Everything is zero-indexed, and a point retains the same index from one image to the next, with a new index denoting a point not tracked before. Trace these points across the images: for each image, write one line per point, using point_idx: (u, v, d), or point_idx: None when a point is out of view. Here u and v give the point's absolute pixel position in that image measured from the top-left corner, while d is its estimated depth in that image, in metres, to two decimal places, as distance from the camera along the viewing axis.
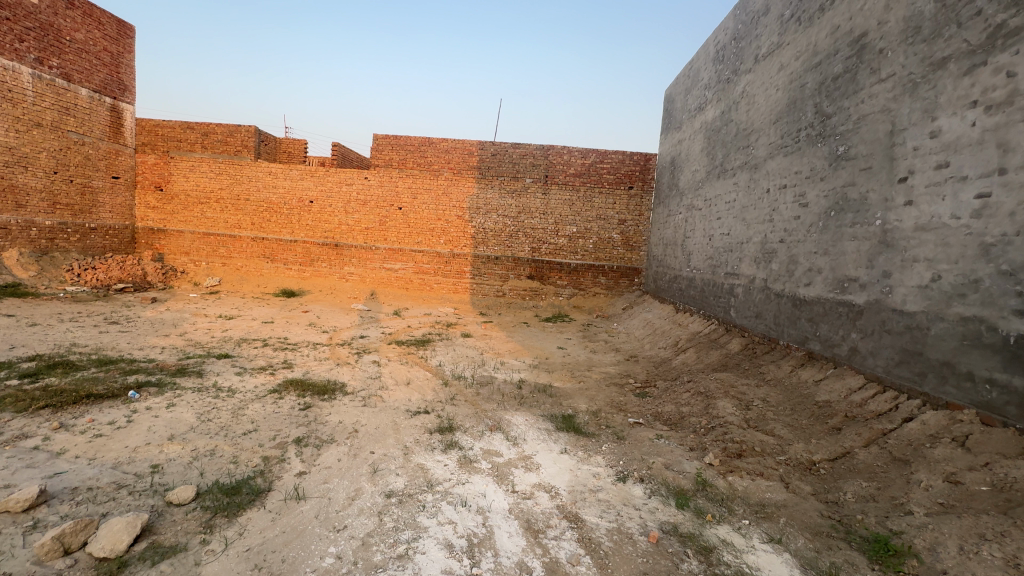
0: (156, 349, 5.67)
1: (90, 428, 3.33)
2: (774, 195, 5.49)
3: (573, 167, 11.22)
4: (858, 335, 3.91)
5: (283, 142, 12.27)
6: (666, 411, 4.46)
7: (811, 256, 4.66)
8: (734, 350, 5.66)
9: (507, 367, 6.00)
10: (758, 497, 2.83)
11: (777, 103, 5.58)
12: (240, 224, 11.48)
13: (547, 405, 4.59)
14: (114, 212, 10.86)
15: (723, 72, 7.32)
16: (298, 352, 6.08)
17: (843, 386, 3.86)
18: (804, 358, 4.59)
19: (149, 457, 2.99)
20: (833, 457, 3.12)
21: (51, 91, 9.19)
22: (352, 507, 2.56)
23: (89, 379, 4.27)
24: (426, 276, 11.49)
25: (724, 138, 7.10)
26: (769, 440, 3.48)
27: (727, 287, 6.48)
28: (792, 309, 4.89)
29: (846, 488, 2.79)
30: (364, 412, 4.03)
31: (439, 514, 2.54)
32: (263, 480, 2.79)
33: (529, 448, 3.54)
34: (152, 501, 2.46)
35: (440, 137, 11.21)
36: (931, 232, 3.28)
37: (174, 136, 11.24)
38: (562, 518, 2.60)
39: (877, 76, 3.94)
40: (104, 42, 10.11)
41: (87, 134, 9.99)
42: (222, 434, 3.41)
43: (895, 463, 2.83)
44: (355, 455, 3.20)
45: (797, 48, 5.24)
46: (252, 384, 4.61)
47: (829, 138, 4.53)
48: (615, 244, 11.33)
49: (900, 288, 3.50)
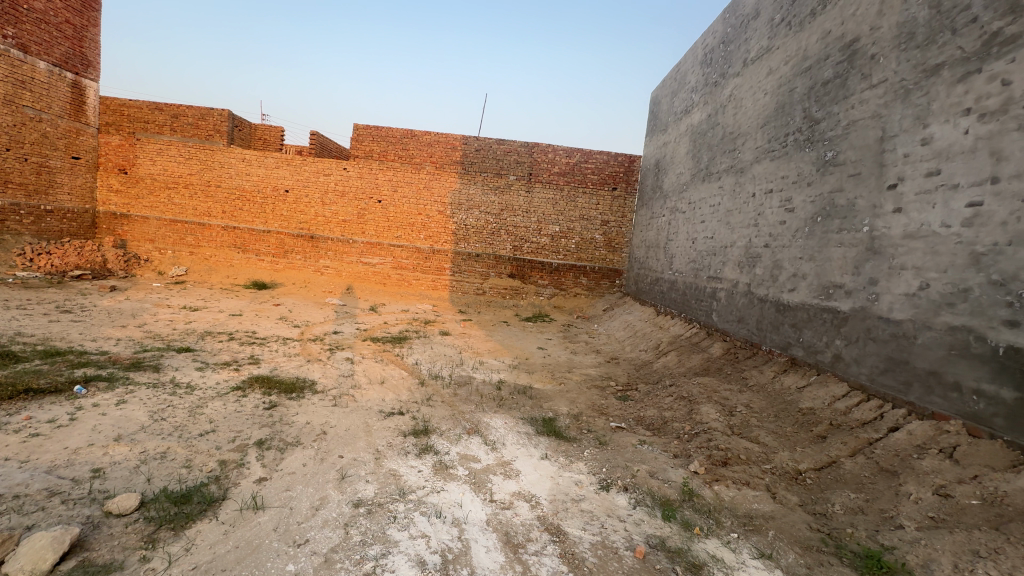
0: (110, 340, 5.29)
1: (27, 426, 3.02)
2: (760, 200, 5.46)
3: (557, 166, 11.09)
4: (842, 343, 3.88)
5: (259, 128, 11.73)
6: (648, 415, 4.36)
7: (796, 261, 4.62)
8: (716, 355, 5.62)
9: (485, 367, 5.82)
10: (746, 508, 2.73)
11: (764, 107, 5.55)
12: (210, 211, 10.98)
13: (526, 408, 4.43)
14: (73, 194, 10.25)
15: (710, 75, 7.29)
16: (266, 346, 5.78)
17: (827, 394, 3.81)
18: (787, 364, 4.56)
19: (90, 460, 2.71)
20: (819, 466, 3.06)
21: (5, 62, 8.55)
22: (315, 518, 2.35)
23: (31, 372, 3.92)
24: (405, 272, 11.21)
25: (710, 141, 7.08)
26: (754, 448, 3.40)
27: (709, 291, 6.45)
28: (775, 314, 4.85)
29: (834, 500, 2.72)
30: (334, 413, 3.80)
31: (411, 527, 2.35)
32: (217, 487, 2.55)
33: (508, 453, 3.37)
34: (87, 512, 2.19)
35: (423, 130, 10.95)
36: (920, 240, 3.24)
37: (141, 117, 10.68)
38: (543, 530, 2.45)
39: (868, 82, 3.91)
40: (67, 13, 9.51)
41: (45, 110, 9.39)
42: (175, 435, 3.14)
43: (883, 474, 2.77)
44: (322, 460, 2.98)
45: (786, 52, 5.22)
46: (214, 380, 4.32)
47: (817, 144, 4.50)
48: (597, 245, 11.27)
49: (887, 295, 3.47)
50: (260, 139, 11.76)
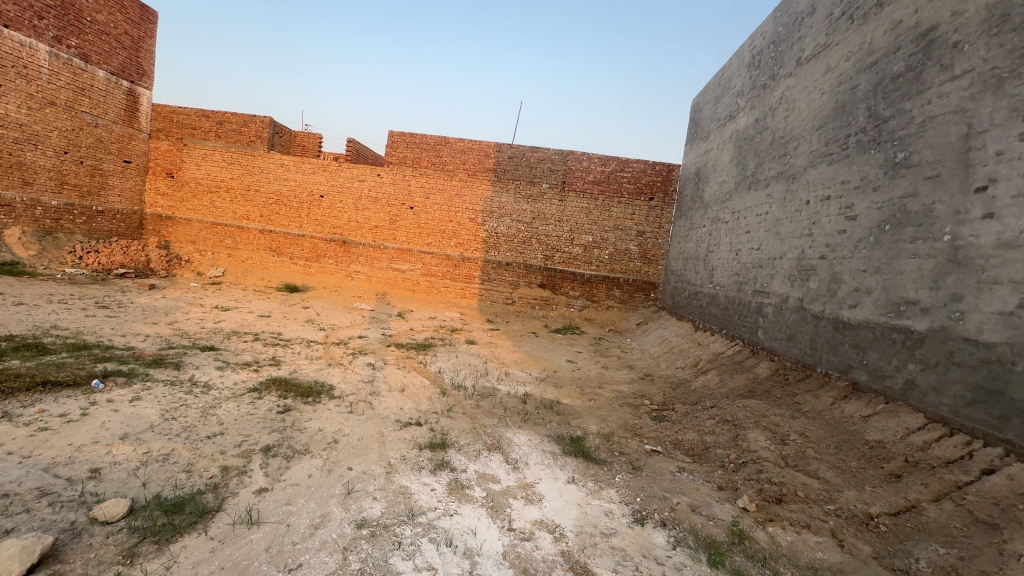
0: (139, 337, 5.31)
1: (37, 419, 2.95)
2: (815, 207, 4.99)
3: (592, 174, 10.79)
4: (916, 367, 3.39)
5: (298, 134, 11.97)
6: (688, 439, 3.96)
7: (859, 275, 4.15)
8: (763, 376, 5.14)
9: (511, 378, 5.54)
10: (809, 558, 2.32)
11: (821, 107, 5.12)
12: (249, 214, 11.23)
13: (554, 424, 4.11)
14: (123, 196, 10.66)
15: (759, 77, 6.87)
16: (290, 348, 5.68)
17: (898, 425, 3.33)
18: (847, 390, 4.07)
19: (91, 459, 2.57)
20: (895, 511, 2.61)
21: (67, 70, 9.06)
22: (312, 539, 2.11)
23: (54, 364, 3.90)
24: (434, 279, 11.10)
25: (758, 147, 6.63)
26: (814, 484, 2.96)
27: (755, 306, 5.96)
28: (833, 333, 4.38)
29: (917, 555, 2.28)
30: (349, 420, 3.60)
31: (416, 556, 2.07)
32: (213, 496, 2.35)
33: (532, 474, 3.07)
34: (72, 517, 2.02)
35: (456, 137, 10.91)
36: (1020, 249, 2.77)
37: (189, 123, 11.02)
38: (566, 569, 2.13)
39: (949, 73, 3.47)
40: (126, 25, 10.01)
41: (101, 116, 9.84)
42: (183, 436, 2.99)
43: (979, 526, 2.30)
44: (330, 471, 2.76)
45: (847, 48, 4.79)
46: (232, 380, 4.21)
47: (885, 144, 4.04)
48: (632, 256, 10.84)
49: (975, 314, 3.00)
50: (300, 145, 11.99)
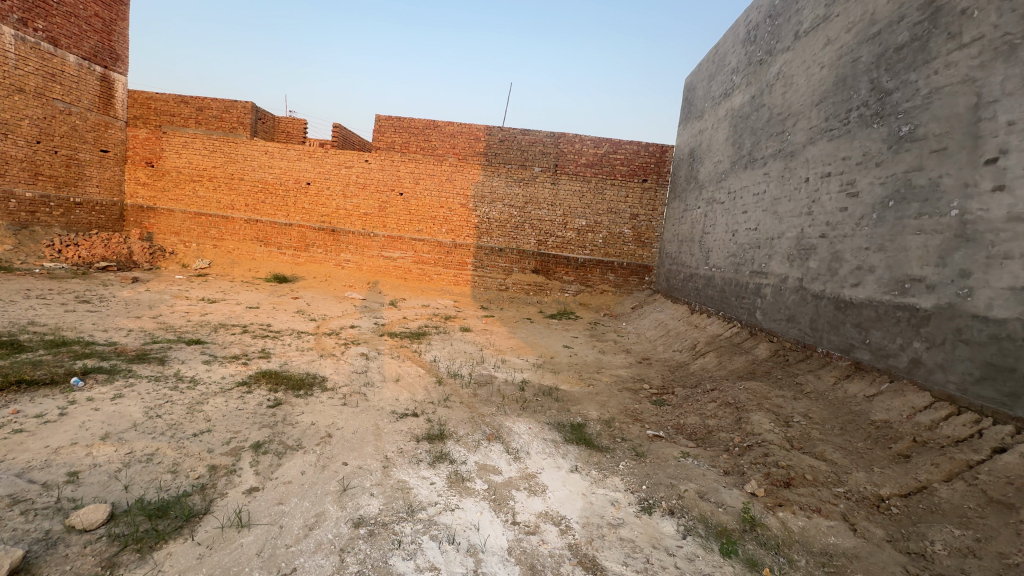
0: (121, 331, 5.11)
1: (12, 421, 2.79)
2: (815, 184, 4.90)
3: (584, 157, 10.61)
4: (922, 345, 3.33)
5: (282, 120, 11.61)
6: (690, 423, 3.89)
7: (861, 253, 4.06)
8: (762, 357, 5.08)
9: (508, 365, 5.43)
10: (822, 544, 2.26)
11: (820, 82, 4.99)
12: (234, 204, 10.92)
13: (553, 411, 4.02)
14: (101, 187, 10.30)
15: (755, 53, 6.71)
16: (279, 340, 5.52)
17: (904, 405, 3.28)
18: (850, 369, 4.01)
19: (70, 462, 2.43)
20: (906, 493, 2.56)
21: (35, 55, 8.63)
22: (307, 540, 2.00)
23: (29, 362, 3.71)
24: (425, 266, 10.93)
25: (754, 124, 6.51)
26: (822, 467, 2.90)
27: (753, 286, 5.89)
28: (834, 312, 4.31)
29: (931, 537, 2.23)
30: (343, 413, 3.48)
31: (418, 555, 1.97)
32: (200, 498, 2.23)
33: (534, 465, 2.97)
34: (47, 525, 1.89)
35: (445, 121, 10.64)
36: None
37: (167, 110, 10.64)
38: (576, 564, 2.04)
39: (957, 41, 3.34)
40: (96, 7, 9.53)
41: (74, 103, 9.44)
42: (167, 435, 2.85)
43: (994, 507, 2.24)
44: (324, 467, 2.65)
45: (848, 19, 4.65)
46: (219, 374, 4.06)
47: (889, 118, 3.93)
48: (625, 239, 10.74)
49: (985, 289, 2.93)
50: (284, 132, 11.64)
